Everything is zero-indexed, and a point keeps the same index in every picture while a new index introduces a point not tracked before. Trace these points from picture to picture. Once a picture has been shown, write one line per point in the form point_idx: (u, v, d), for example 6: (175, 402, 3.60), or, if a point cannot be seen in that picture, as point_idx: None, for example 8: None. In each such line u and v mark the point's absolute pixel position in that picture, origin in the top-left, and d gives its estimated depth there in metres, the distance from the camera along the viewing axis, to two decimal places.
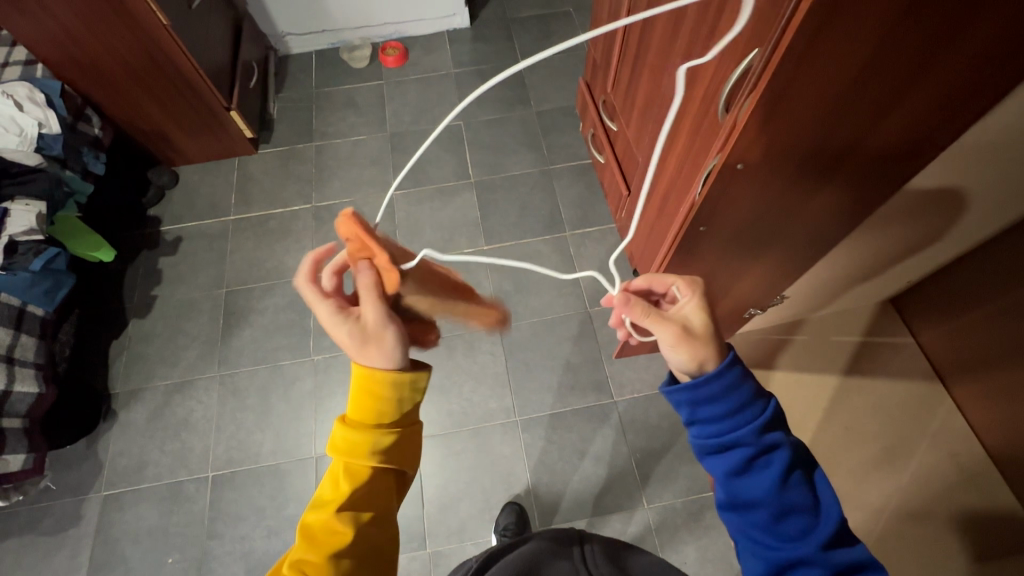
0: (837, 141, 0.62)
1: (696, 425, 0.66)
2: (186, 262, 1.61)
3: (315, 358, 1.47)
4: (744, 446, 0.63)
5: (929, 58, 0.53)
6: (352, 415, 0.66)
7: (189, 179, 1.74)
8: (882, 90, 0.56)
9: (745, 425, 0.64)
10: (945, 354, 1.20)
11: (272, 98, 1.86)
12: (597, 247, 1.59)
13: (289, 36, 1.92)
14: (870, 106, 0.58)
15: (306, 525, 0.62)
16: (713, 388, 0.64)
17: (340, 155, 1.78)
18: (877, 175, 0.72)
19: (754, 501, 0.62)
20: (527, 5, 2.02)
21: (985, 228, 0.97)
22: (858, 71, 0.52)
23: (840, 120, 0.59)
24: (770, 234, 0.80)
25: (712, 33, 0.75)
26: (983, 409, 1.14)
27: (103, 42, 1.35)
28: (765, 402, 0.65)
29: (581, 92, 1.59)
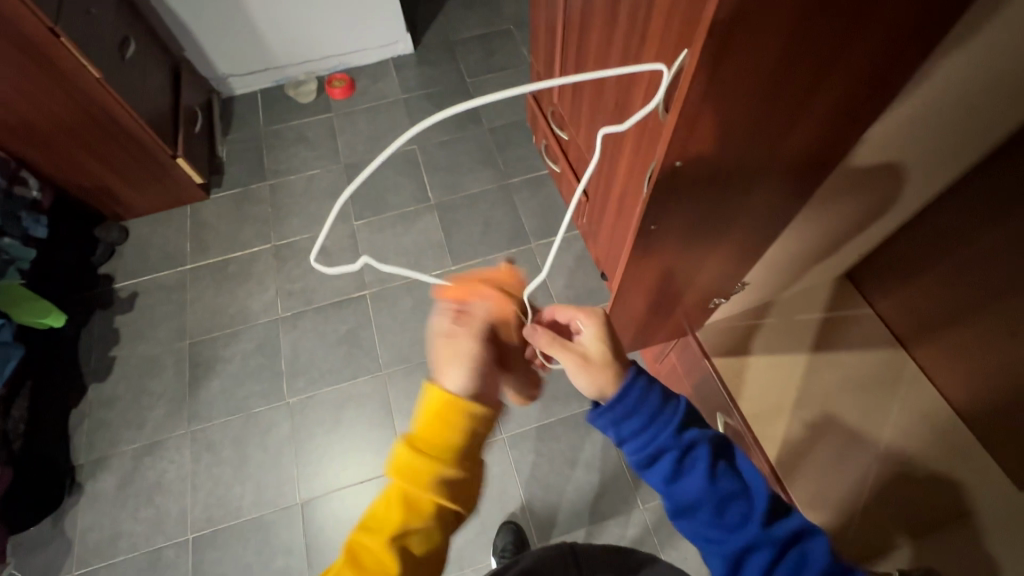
0: (769, 127, 0.64)
1: (626, 443, 0.69)
2: (144, 317, 1.55)
3: (289, 401, 1.43)
4: (668, 450, 0.67)
5: (838, 45, 0.56)
6: (417, 438, 0.62)
7: (140, 232, 1.69)
8: (804, 72, 0.58)
9: (665, 429, 0.68)
10: (904, 320, 1.25)
11: (220, 142, 1.83)
12: (564, 254, 1.60)
13: (231, 78, 1.90)
14: (796, 88, 0.60)
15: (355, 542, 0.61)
16: (625, 405, 0.68)
17: (296, 191, 1.75)
18: (814, 155, 0.74)
19: (693, 501, 0.65)
20: (468, 26, 2.06)
21: (921, 197, 1.02)
22: (777, 57, 0.54)
23: (768, 105, 0.61)
24: (722, 222, 0.82)
25: (643, 38, 0.78)
26: (946, 369, 1.19)
27: (33, 101, 1.31)
28: (675, 404, 0.70)
29: (529, 105, 1.61)
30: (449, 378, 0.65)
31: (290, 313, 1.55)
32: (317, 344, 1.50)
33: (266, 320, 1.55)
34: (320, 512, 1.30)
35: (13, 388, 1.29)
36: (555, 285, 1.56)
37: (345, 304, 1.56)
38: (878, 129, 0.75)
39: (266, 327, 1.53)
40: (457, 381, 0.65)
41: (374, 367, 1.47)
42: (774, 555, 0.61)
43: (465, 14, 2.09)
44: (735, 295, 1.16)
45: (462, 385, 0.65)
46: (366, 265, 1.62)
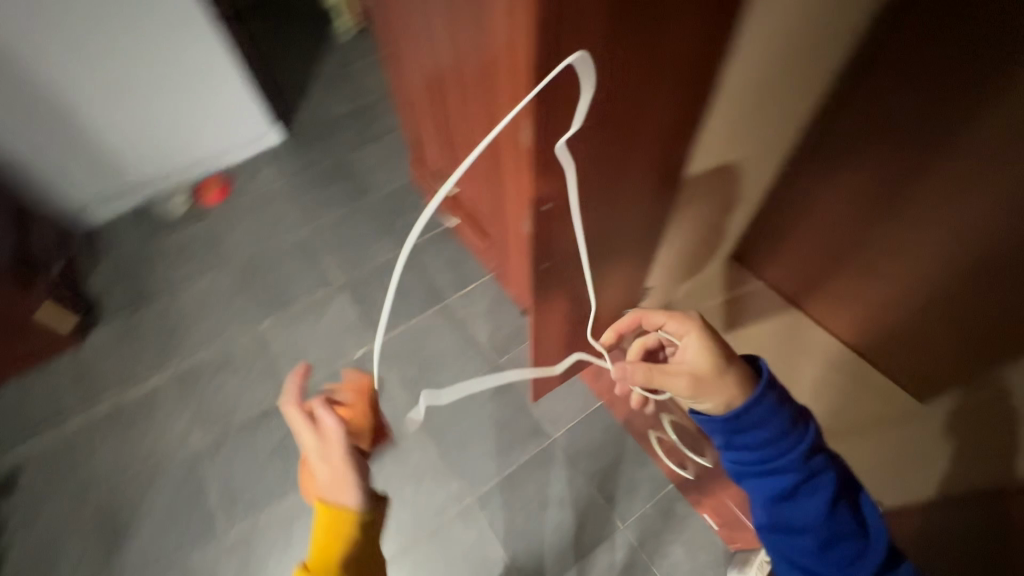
0: (619, 133, 0.68)
1: (742, 455, 0.73)
2: (34, 495, 1.35)
3: (229, 536, 1.29)
4: (794, 475, 0.70)
5: (645, 91, 0.65)
6: (313, 560, 0.61)
7: (10, 399, 1.48)
8: (632, 78, 0.62)
9: (792, 455, 0.70)
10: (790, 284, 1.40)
11: (90, 277, 1.68)
12: (483, 301, 1.62)
13: (88, 207, 1.75)
14: (629, 94, 0.63)
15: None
16: (753, 416, 0.70)
17: (189, 307, 1.63)
18: (667, 151, 0.79)
19: (802, 525, 0.71)
20: (336, 104, 2.07)
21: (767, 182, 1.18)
22: (601, 72, 0.58)
23: (610, 115, 0.64)
24: (606, 245, 0.88)
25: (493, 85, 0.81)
26: (833, 317, 1.34)
27: None
28: (807, 429, 0.72)
29: (412, 167, 1.63)
30: (332, 493, 0.62)
31: (209, 440, 1.41)
32: (248, 464, 1.38)
33: (183, 456, 1.39)
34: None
35: None
36: (484, 334, 1.56)
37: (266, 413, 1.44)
38: (716, 119, 0.81)
39: (184, 463, 1.38)
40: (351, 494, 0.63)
41: None
42: None
43: (330, 94, 2.10)
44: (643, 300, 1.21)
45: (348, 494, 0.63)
46: (283, 364, 1.53)
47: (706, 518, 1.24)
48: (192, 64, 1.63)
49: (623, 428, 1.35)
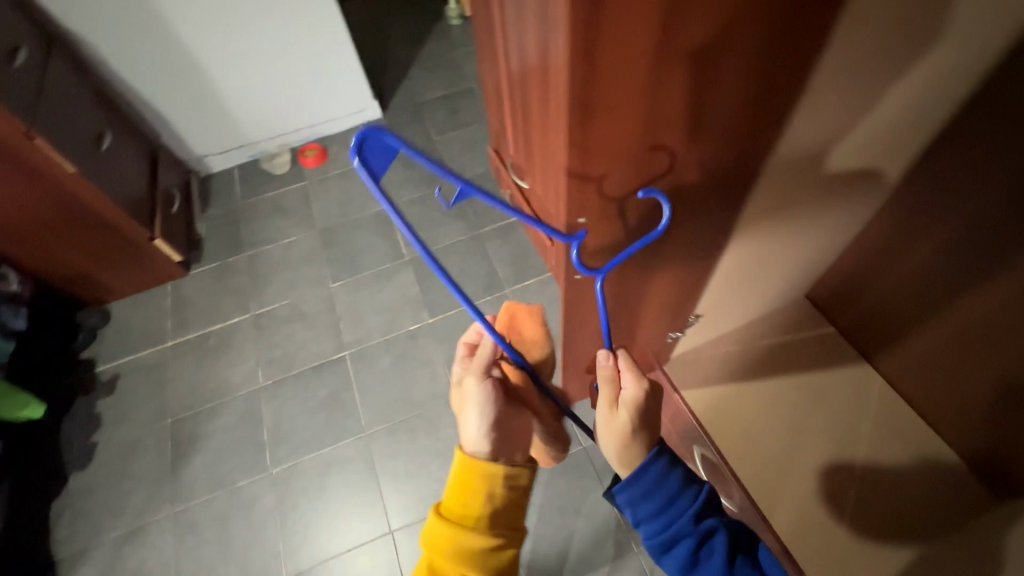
0: (673, 152, 0.55)
1: (642, 525, 0.71)
2: (117, 352, 1.60)
3: (266, 438, 1.43)
4: (685, 538, 0.68)
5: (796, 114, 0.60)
6: (448, 506, 0.66)
7: (122, 313, 1.68)
8: (692, 107, 0.51)
9: (681, 515, 0.69)
10: (868, 337, 1.19)
11: (199, 218, 1.88)
12: (538, 297, 1.61)
13: (208, 157, 1.97)
14: (691, 112, 0.51)
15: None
16: (662, 496, 0.69)
17: (273, 260, 1.77)
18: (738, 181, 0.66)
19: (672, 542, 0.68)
20: (431, 89, 2.19)
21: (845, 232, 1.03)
22: (660, 92, 0.48)
23: (669, 128, 0.52)
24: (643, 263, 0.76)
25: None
26: (912, 383, 1.14)
27: (11, 200, 1.35)
28: (695, 486, 0.71)
29: (491, 158, 1.70)
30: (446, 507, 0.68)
31: (271, 382, 1.52)
32: (299, 411, 1.46)
33: (248, 393, 1.50)
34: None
35: None
36: None
37: (174, 375, 1.55)
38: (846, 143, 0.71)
39: (247, 399, 1.49)
40: (475, 426, 0.67)
41: (356, 430, 1.42)
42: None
43: (378, 86, 2.22)
44: (691, 328, 1.07)
45: (488, 449, 0.68)
46: (343, 325, 1.60)
47: None
48: (318, 54, 1.84)
49: None
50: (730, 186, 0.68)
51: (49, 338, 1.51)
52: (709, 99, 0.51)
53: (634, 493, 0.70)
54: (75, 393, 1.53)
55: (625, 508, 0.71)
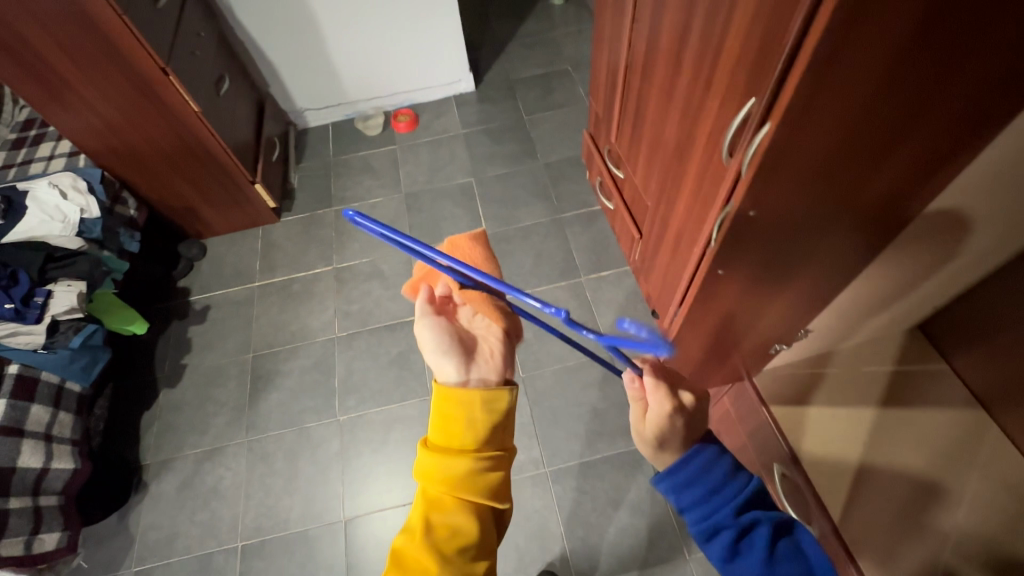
0: (845, 179, 0.62)
1: (685, 511, 0.65)
2: (210, 285, 1.71)
3: (336, 386, 1.49)
4: (729, 527, 0.61)
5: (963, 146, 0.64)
6: (435, 438, 0.65)
7: (217, 250, 1.78)
8: (877, 142, 0.58)
9: (726, 503, 0.63)
10: (987, 380, 1.04)
11: (293, 168, 1.96)
12: (614, 289, 1.59)
13: (308, 111, 2.05)
14: (874, 147, 0.58)
15: (394, 551, 0.60)
16: (706, 484, 0.64)
17: (358, 218, 1.82)
18: (886, 216, 0.72)
19: (717, 531, 0.62)
20: (527, 67, 2.17)
21: (987, 264, 0.92)
22: (857, 125, 0.55)
23: (857, 137, 0.56)
24: (774, 268, 0.78)
25: (737, 71, 0.73)
26: None
27: (141, 130, 1.45)
28: (746, 477, 0.65)
29: (586, 143, 1.68)
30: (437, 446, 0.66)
31: (346, 334, 1.58)
32: (369, 366, 1.52)
33: (324, 340, 1.57)
34: (261, 570, 1.26)
35: (98, 387, 1.37)
36: (597, 312, 1.55)
37: (259, 314, 1.64)
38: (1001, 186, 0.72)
39: (323, 346, 1.56)
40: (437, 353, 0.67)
41: (422, 391, 1.46)
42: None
43: (474, 58, 2.23)
44: (796, 342, 1.08)
45: (460, 372, 0.67)
46: None
47: None
48: (425, 23, 1.86)
49: None
50: (880, 208, 0.70)
51: (154, 264, 1.63)
52: (902, 119, 0.55)
53: (676, 475, 0.64)
54: (171, 317, 1.65)
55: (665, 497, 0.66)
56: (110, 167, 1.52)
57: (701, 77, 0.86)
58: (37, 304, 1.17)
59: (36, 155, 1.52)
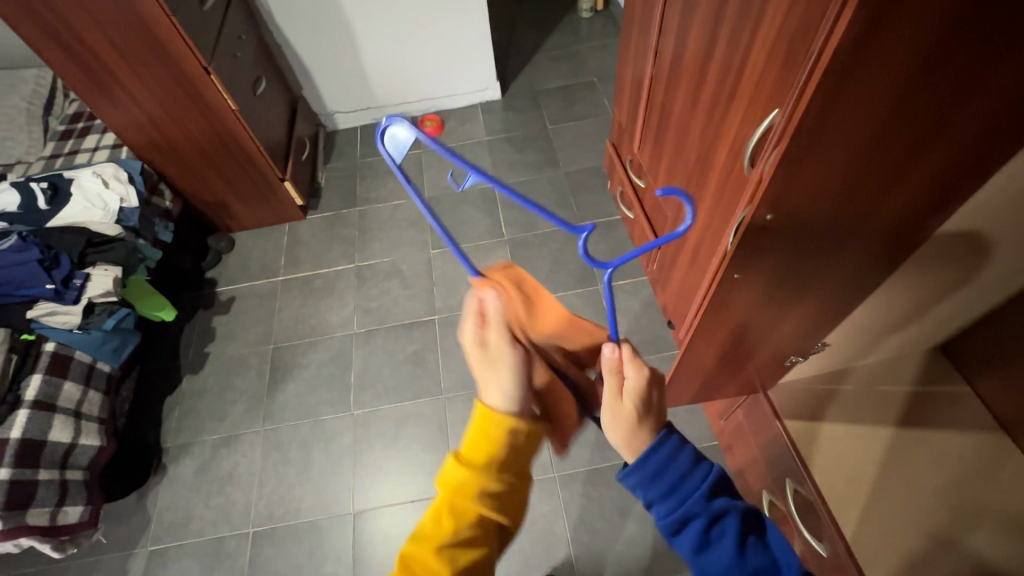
0: (863, 189, 0.62)
1: (654, 505, 0.62)
2: (235, 278, 1.76)
3: (352, 382, 1.52)
4: (696, 518, 0.60)
5: (989, 159, 0.63)
6: (466, 451, 0.59)
7: (244, 244, 1.84)
8: (900, 148, 0.57)
9: (693, 494, 0.61)
10: (1009, 405, 1.05)
11: (321, 168, 2.02)
12: (630, 298, 1.59)
13: (337, 114, 2.11)
14: (897, 155, 0.58)
15: (401, 556, 0.58)
16: (672, 475, 0.62)
17: (381, 218, 1.87)
18: (904, 228, 0.71)
19: (688, 528, 0.60)
20: (553, 77, 2.20)
21: (1008, 288, 0.93)
22: (883, 130, 0.55)
23: (881, 144, 0.56)
24: (793, 277, 0.77)
25: (761, 83, 0.74)
26: None
27: (180, 125, 1.52)
28: (708, 466, 0.64)
29: (608, 153, 1.70)
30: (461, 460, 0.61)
31: (364, 330, 1.61)
32: (385, 362, 1.55)
33: (342, 335, 1.61)
34: (270, 557, 1.28)
35: (126, 369, 1.42)
36: (612, 320, 1.56)
37: (281, 307, 1.68)
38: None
39: (341, 341, 1.60)
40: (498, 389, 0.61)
41: (435, 390, 1.48)
42: None
43: (501, 68, 2.27)
44: (814, 356, 1.07)
45: (509, 403, 0.60)
46: (437, 290, 1.67)
47: None
48: (455, 31, 1.91)
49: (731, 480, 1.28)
50: (905, 221, 0.70)
51: (184, 253, 1.69)
52: (927, 129, 0.55)
53: (641, 470, 0.62)
54: (198, 306, 1.70)
55: (634, 492, 0.63)
56: (149, 159, 1.59)
57: (725, 90, 0.88)
58: (76, 285, 1.23)
59: (82, 146, 1.60)
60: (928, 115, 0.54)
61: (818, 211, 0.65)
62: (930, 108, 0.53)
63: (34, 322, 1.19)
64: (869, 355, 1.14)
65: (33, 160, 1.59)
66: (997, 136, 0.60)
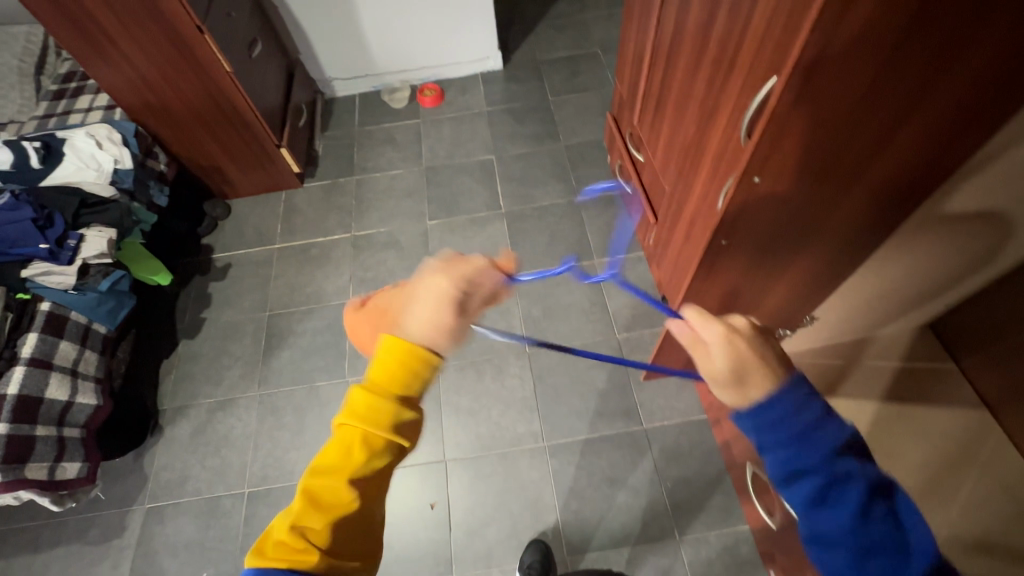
0: (852, 150, 0.61)
1: (769, 452, 0.57)
2: (231, 244, 1.76)
3: (347, 349, 1.53)
4: (815, 475, 0.54)
5: (978, 123, 0.63)
6: (370, 381, 0.58)
7: (240, 211, 1.83)
8: (889, 109, 0.57)
9: (816, 450, 0.55)
10: (994, 382, 1.07)
11: (318, 136, 2.00)
12: (626, 273, 1.60)
13: (336, 81, 2.07)
14: (884, 116, 0.58)
15: (304, 486, 0.57)
16: (797, 427, 0.55)
17: (379, 187, 1.85)
18: (895, 193, 0.71)
19: (803, 481, 0.55)
20: (556, 48, 2.16)
21: (996, 262, 0.93)
22: (872, 87, 0.54)
23: (869, 102, 0.55)
24: (781, 244, 0.77)
25: (759, 49, 0.72)
26: None
27: (174, 87, 1.49)
28: (839, 421, 0.56)
29: (608, 125, 1.67)
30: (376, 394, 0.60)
31: None
32: None
33: (338, 303, 1.62)
34: (265, 516, 1.31)
35: (122, 331, 1.43)
36: (607, 294, 1.56)
37: (277, 275, 1.68)
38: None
39: (337, 310, 1.60)
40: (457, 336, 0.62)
41: None
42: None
43: (503, 37, 2.22)
44: (802, 329, 1.08)
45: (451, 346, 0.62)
46: None
47: None
48: None
49: (718, 452, 1.31)
50: (892, 187, 0.69)
51: (179, 219, 1.69)
52: (916, 87, 0.55)
53: (760, 419, 0.55)
54: (194, 272, 1.70)
55: (746, 435, 0.58)
56: (143, 121, 1.57)
57: (725, 57, 0.86)
58: (71, 246, 1.23)
59: (75, 106, 1.58)
60: (918, 73, 0.53)
61: (807, 172, 0.64)
62: (920, 66, 0.52)
63: (29, 281, 1.19)
64: (858, 330, 1.15)
65: (26, 119, 1.57)
66: (987, 98, 0.59)
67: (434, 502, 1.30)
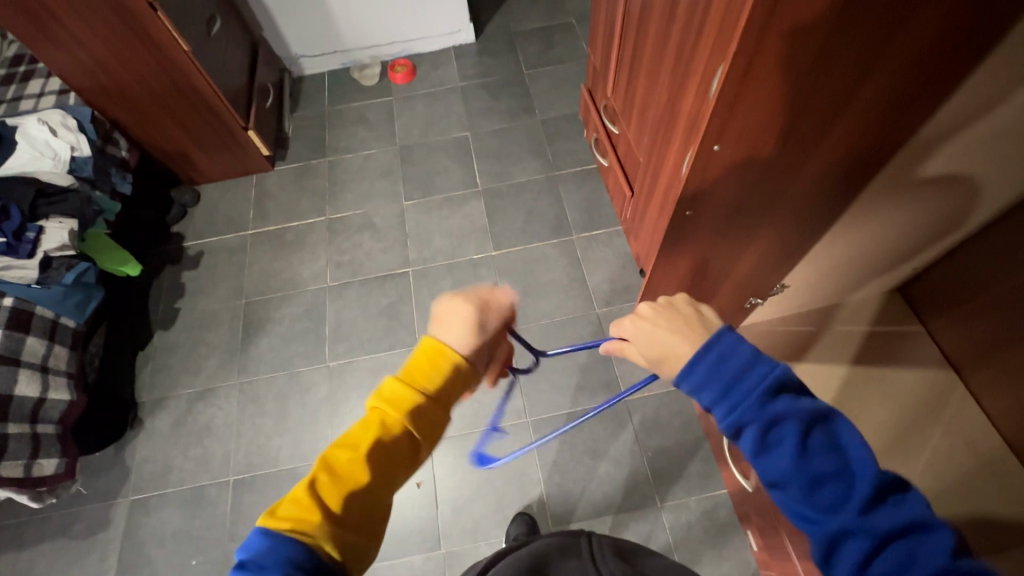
0: (809, 115, 0.61)
1: (712, 407, 0.60)
2: (202, 232, 1.71)
3: (326, 334, 1.52)
4: (751, 421, 0.57)
5: (933, 85, 0.63)
6: (403, 371, 0.60)
7: (210, 197, 1.78)
8: (841, 74, 0.57)
9: (747, 396, 0.58)
10: (957, 342, 1.10)
11: (287, 117, 1.93)
12: (605, 248, 1.59)
13: (303, 59, 2.00)
14: (841, 80, 0.57)
15: (322, 458, 0.56)
16: (726, 376, 0.59)
17: (352, 169, 1.81)
18: (854, 158, 0.71)
19: (745, 432, 0.58)
20: (530, 19, 2.10)
21: (958, 226, 0.95)
22: (824, 52, 0.53)
23: (823, 68, 0.55)
24: (746, 212, 0.78)
25: (722, 15, 0.71)
26: (997, 394, 1.03)
27: (131, 69, 1.43)
28: (770, 365, 0.59)
29: (583, 99, 1.64)
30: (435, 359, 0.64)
31: (337, 283, 1.60)
32: (359, 314, 1.54)
33: (315, 289, 1.59)
34: (251, 502, 1.32)
35: (93, 325, 1.40)
36: (586, 270, 1.56)
37: (252, 261, 1.65)
38: (983, 136, 0.72)
39: (314, 294, 1.58)
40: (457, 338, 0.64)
41: (411, 341, 1.49)
42: (855, 514, 0.52)
43: (475, 9, 2.16)
44: (774, 297, 1.10)
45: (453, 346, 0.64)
46: (410, 242, 1.65)
47: (748, 536, 1.20)
48: None
49: (697, 420, 1.34)
50: (850, 152, 0.70)
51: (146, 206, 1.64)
52: (866, 50, 0.54)
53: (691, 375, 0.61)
54: (166, 262, 1.66)
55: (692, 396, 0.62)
56: (100, 106, 1.51)
57: (693, 25, 0.84)
58: (30, 239, 1.18)
59: (27, 92, 1.50)
60: (866, 36, 0.53)
61: (766, 138, 0.64)
62: (869, 30, 0.52)
63: None
64: (828, 297, 1.17)
65: None
66: (938, 62, 0.59)
67: (421, 481, 1.32)
